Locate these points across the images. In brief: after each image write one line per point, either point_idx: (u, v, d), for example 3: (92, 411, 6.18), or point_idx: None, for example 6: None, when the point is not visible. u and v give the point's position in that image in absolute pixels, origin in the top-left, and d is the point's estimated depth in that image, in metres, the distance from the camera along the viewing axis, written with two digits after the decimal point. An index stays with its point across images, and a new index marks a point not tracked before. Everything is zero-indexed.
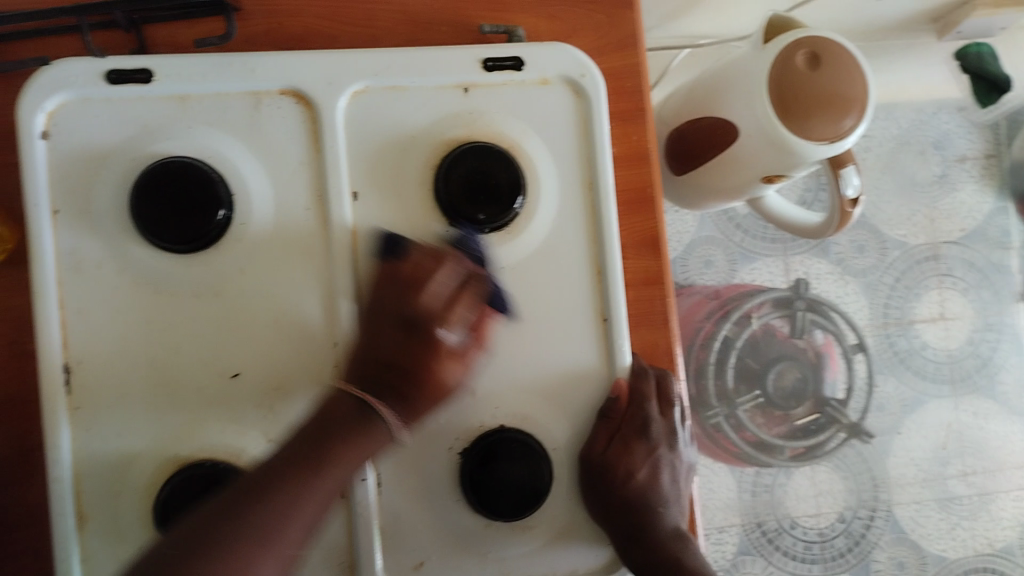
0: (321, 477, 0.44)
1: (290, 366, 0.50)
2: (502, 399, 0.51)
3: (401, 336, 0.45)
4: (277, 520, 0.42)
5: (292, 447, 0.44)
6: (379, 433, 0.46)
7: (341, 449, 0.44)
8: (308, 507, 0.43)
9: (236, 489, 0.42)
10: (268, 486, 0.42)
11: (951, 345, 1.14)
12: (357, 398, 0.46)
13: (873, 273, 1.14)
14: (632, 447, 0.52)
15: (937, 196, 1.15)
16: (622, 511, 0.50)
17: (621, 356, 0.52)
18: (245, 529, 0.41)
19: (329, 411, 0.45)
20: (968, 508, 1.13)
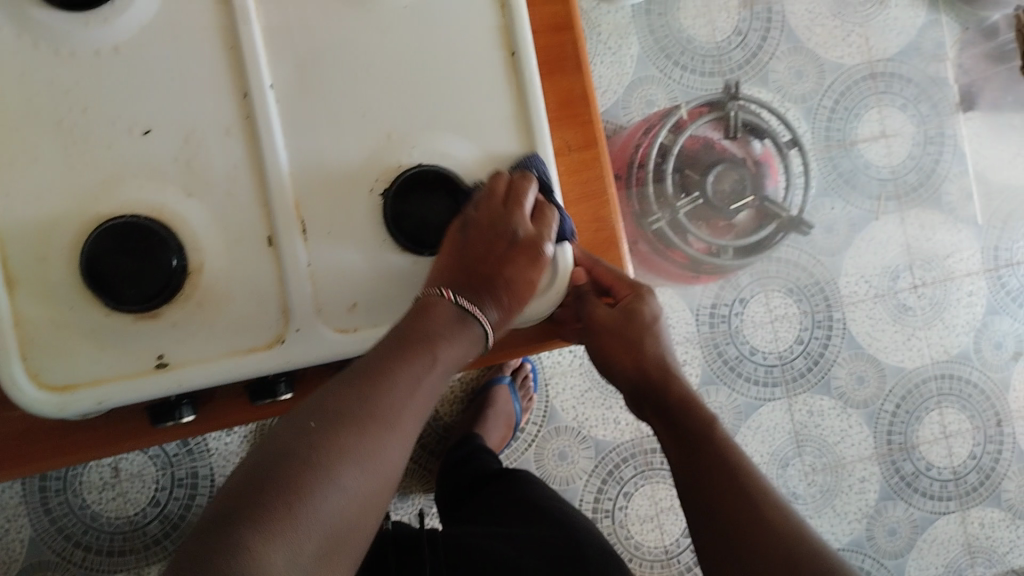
0: (433, 354, 0.46)
1: (204, 118, 0.50)
2: (418, 138, 0.52)
3: (458, 311, 0.48)
4: (388, 388, 0.45)
5: (400, 332, 0.47)
6: (451, 352, 0.47)
7: (443, 349, 0.47)
8: (416, 375, 0.46)
9: (351, 372, 0.45)
10: (383, 364, 0.45)
11: (894, 161, 1.17)
12: (427, 318, 0.47)
13: (813, 97, 1.15)
14: (650, 326, 0.58)
15: (870, 15, 1.16)
16: (642, 381, 0.58)
17: (533, 86, 0.53)
18: (357, 400, 0.44)
19: (433, 303, 0.48)
20: (922, 318, 1.17)
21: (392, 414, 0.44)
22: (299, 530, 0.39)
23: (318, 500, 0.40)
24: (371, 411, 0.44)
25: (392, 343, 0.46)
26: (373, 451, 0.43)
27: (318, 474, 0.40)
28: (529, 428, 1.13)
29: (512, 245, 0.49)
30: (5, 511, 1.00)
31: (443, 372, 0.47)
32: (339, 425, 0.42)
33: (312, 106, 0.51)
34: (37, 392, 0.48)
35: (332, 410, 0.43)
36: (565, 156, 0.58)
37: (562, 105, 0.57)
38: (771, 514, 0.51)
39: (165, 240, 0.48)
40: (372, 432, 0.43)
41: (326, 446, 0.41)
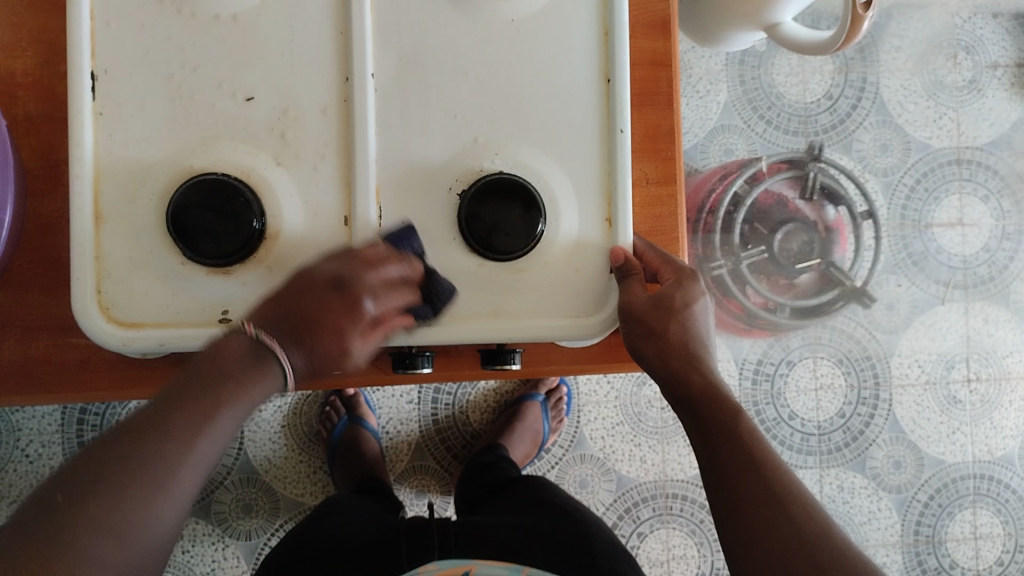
0: (217, 404, 0.44)
1: (304, 95, 0.52)
2: (503, 146, 0.54)
3: (256, 347, 0.45)
4: (172, 438, 0.42)
5: (181, 383, 0.44)
6: (243, 394, 0.44)
7: (238, 395, 0.44)
8: (204, 420, 0.43)
9: (132, 418, 0.43)
10: (162, 409, 0.43)
11: (967, 251, 1.15)
12: (214, 365, 0.44)
13: (894, 173, 1.14)
14: (678, 314, 0.54)
15: (964, 101, 1.15)
16: (667, 370, 0.54)
17: (622, 114, 0.54)
18: (125, 454, 0.41)
19: (221, 349, 0.45)
20: (970, 414, 1.15)
21: (180, 456, 0.42)
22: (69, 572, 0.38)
23: (82, 556, 0.38)
24: (155, 454, 0.41)
25: (172, 393, 0.44)
26: (152, 501, 0.41)
27: (99, 518, 0.39)
28: (554, 451, 1.12)
29: (331, 293, 0.46)
30: (42, 436, 1.03)
31: (232, 415, 0.44)
32: (107, 476, 0.40)
33: (407, 100, 0.53)
34: (105, 324, 0.51)
35: (104, 463, 0.40)
36: (643, 188, 0.58)
37: (647, 139, 0.58)
38: (797, 511, 0.48)
39: (249, 203, 0.50)
40: (154, 478, 0.41)
41: (105, 486, 0.40)
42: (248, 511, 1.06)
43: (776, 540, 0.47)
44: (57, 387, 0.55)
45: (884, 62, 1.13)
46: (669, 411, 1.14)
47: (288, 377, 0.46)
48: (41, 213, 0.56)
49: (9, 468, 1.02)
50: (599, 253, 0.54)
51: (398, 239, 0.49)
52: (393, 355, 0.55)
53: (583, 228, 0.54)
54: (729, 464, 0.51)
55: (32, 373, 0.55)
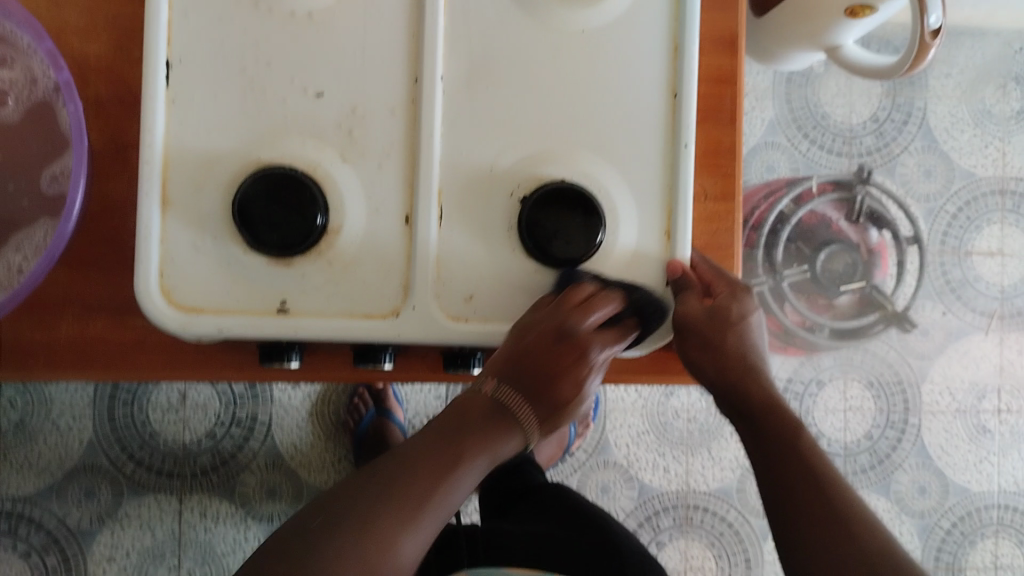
0: (455, 463, 0.49)
1: (373, 94, 0.53)
2: (568, 154, 0.54)
3: (496, 406, 0.50)
4: (407, 495, 0.47)
5: (429, 436, 0.50)
6: (480, 448, 0.49)
7: (473, 450, 0.49)
8: (443, 473, 0.48)
9: (387, 462, 0.49)
10: (402, 459, 0.49)
11: (1005, 282, 1.14)
12: (463, 415, 0.50)
13: (936, 199, 1.13)
14: (734, 324, 0.55)
15: (1011, 131, 1.14)
16: (726, 383, 0.55)
17: (687, 130, 0.54)
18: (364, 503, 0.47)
19: (469, 403, 0.51)
20: (998, 445, 1.15)
21: (416, 499, 0.47)
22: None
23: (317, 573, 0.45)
24: (388, 506, 0.47)
25: (421, 446, 0.49)
26: (390, 533, 0.46)
27: (340, 552, 0.45)
28: (579, 455, 1.12)
29: (555, 341, 0.49)
30: (73, 409, 1.04)
31: (469, 469, 0.49)
32: (339, 518, 0.46)
33: (475, 104, 0.53)
34: (166, 308, 0.51)
35: (343, 504, 0.47)
36: (701, 204, 0.59)
37: (708, 154, 0.58)
38: (859, 522, 0.50)
39: (314, 196, 0.50)
40: (402, 515, 0.47)
41: (360, 510, 0.47)
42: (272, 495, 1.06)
43: (837, 553, 0.49)
44: (111, 366, 0.56)
45: (933, 87, 1.13)
46: (695, 422, 1.14)
47: (526, 433, 0.50)
48: (106, 196, 0.56)
49: (40, 439, 1.03)
50: (654, 266, 0.55)
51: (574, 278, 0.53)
52: (448, 354, 0.57)
53: (641, 241, 0.54)
54: (790, 481, 0.52)
55: (87, 352, 0.56)
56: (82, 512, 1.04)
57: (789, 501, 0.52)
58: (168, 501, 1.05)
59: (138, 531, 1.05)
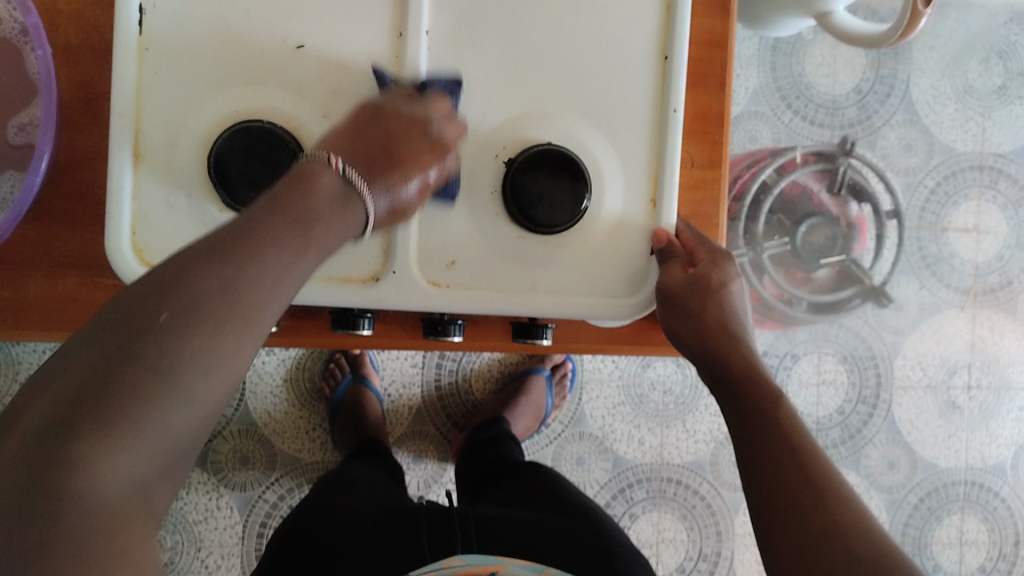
0: (301, 249, 0.41)
1: (355, 47, 0.51)
2: (555, 116, 0.53)
3: (343, 186, 0.43)
4: (239, 301, 0.38)
5: (261, 213, 0.41)
6: (325, 234, 0.42)
7: (315, 238, 0.41)
8: (283, 256, 0.40)
9: (211, 243, 0.39)
10: (240, 240, 0.39)
11: (980, 258, 1.15)
12: (306, 195, 0.42)
13: (915, 173, 1.13)
14: (716, 291, 0.53)
15: (993, 107, 1.15)
16: (705, 351, 0.52)
17: (676, 94, 0.53)
18: (184, 309, 0.37)
19: (313, 180, 0.42)
20: (968, 420, 1.16)
21: (260, 297, 0.39)
22: (151, 426, 0.35)
23: (157, 420, 0.35)
24: (219, 306, 0.38)
25: (248, 225, 0.40)
26: (216, 357, 0.37)
27: (167, 377, 0.35)
28: (554, 426, 1.12)
29: (416, 135, 0.47)
30: None
31: (313, 251, 0.42)
32: (160, 330, 0.36)
33: (460, 61, 0.52)
34: (138, 266, 0.49)
35: (153, 308, 0.36)
36: (687, 170, 0.58)
37: (696, 121, 0.58)
38: (831, 500, 0.46)
39: (293, 152, 0.49)
40: (228, 331, 0.38)
41: (190, 332, 0.36)
42: (244, 463, 1.05)
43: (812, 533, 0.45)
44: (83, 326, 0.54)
45: (917, 59, 1.12)
46: (671, 394, 1.14)
47: (373, 213, 0.45)
48: (75, 148, 0.54)
49: (6, 402, 1.01)
50: (639, 232, 0.54)
51: (450, 94, 0.51)
52: (427, 321, 0.55)
53: (626, 206, 0.54)
54: (769, 450, 0.48)
55: (55, 311, 0.54)
56: None
57: (766, 474, 0.48)
58: None
59: None
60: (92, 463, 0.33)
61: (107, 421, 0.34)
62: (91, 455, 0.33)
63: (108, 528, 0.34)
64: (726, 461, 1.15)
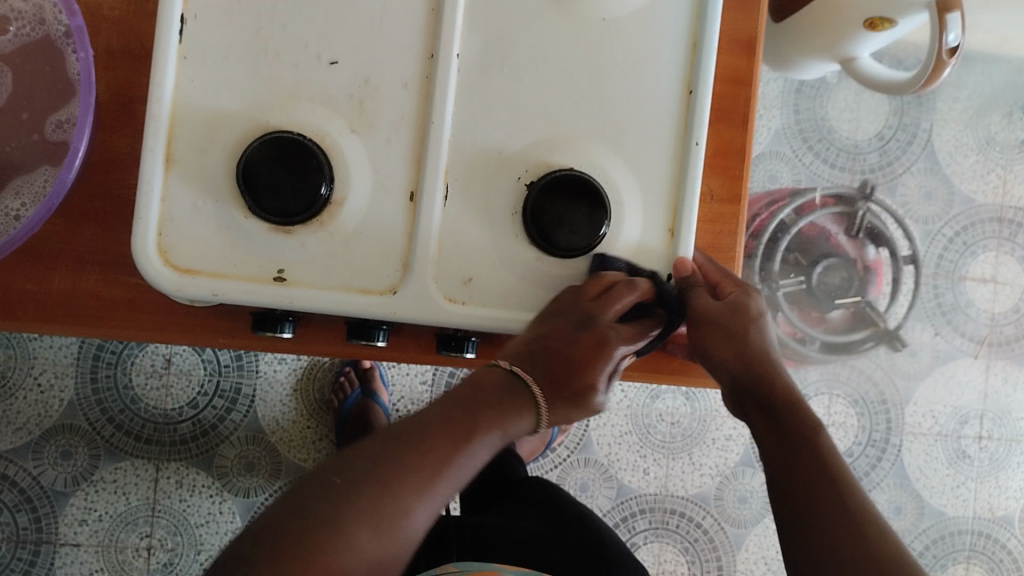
0: (475, 432, 0.48)
1: (387, 65, 0.52)
2: (579, 142, 0.53)
3: (510, 380, 0.50)
4: (417, 464, 0.46)
5: (439, 406, 0.50)
6: (499, 422, 0.49)
7: (483, 425, 0.49)
8: (456, 438, 0.48)
9: (399, 427, 0.49)
10: (420, 423, 0.49)
11: (996, 309, 1.15)
12: (475, 388, 0.50)
13: (935, 221, 1.13)
14: (755, 317, 0.56)
15: (1013, 160, 1.16)
16: (750, 373, 0.55)
17: (699, 128, 0.54)
18: (378, 470, 0.46)
19: (485, 380, 0.50)
20: (976, 471, 1.15)
21: (444, 465, 0.47)
22: (373, 528, 0.44)
23: (354, 540, 0.43)
24: (405, 472, 0.46)
25: (428, 415, 0.49)
26: (402, 511, 0.45)
27: (354, 522, 0.44)
28: (561, 451, 1.12)
29: (576, 330, 0.50)
30: (56, 366, 1.02)
31: (484, 440, 0.49)
32: (357, 484, 0.45)
33: (488, 85, 0.53)
34: (161, 267, 0.50)
35: (354, 470, 0.46)
36: (706, 203, 0.58)
37: (717, 156, 0.59)
38: (866, 528, 0.49)
39: (320, 165, 0.50)
40: (415, 490, 0.46)
41: (393, 472, 0.46)
42: (250, 469, 1.06)
43: (849, 556, 0.48)
44: (103, 322, 0.55)
45: (941, 110, 1.13)
46: (678, 426, 1.14)
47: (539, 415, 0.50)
48: (110, 149, 0.56)
49: (21, 392, 1.01)
50: (656, 262, 0.54)
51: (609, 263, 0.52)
52: (441, 336, 0.56)
53: (644, 235, 0.54)
54: (809, 478, 0.52)
55: (77, 306, 0.55)
56: (56, 473, 1.02)
57: (806, 499, 0.51)
58: (144, 468, 1.04)
59: (112, 496, 1.03)
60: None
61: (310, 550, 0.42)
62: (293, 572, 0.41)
63: None
64: (731, 497, 1.14)
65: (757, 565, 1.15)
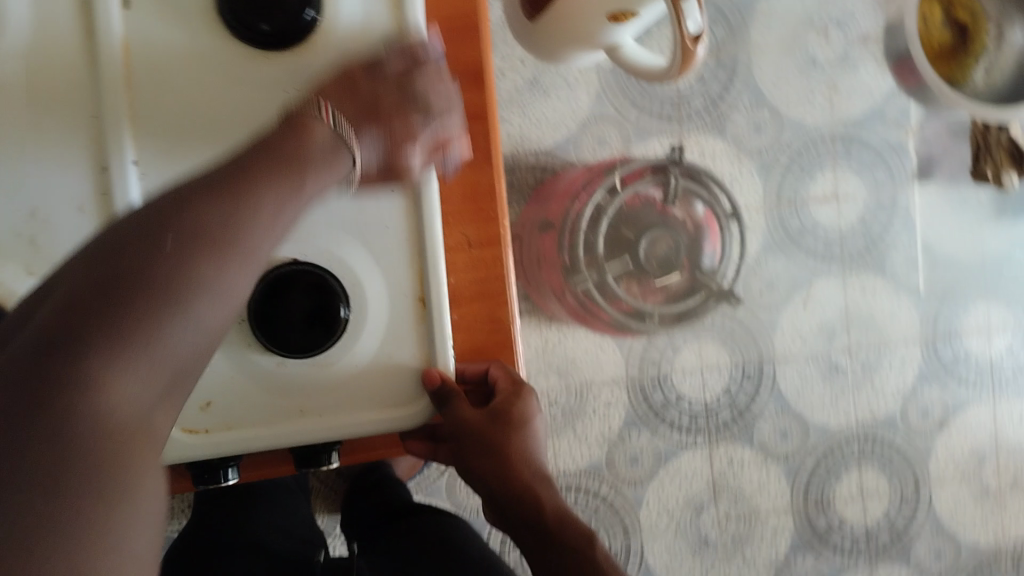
0: (295, 185, 0.41)
1: (53, 190, 0.47)
2: (298, 230, 0.49)
3: (335, 137, 0.43)
4: (222, 231, 0.37)
5: (221, 170, 0.40)
6: (316, 169, 0.42)
7: (302, 184, 0.41)
8: (258, 214, 0.39)
9: (184, 191, 0.38)
10: (221, 188, 0.38)
11: (843, 225, 1.15)
12: (294, 140, 0.42)
13: (768, 152, 1.13)
14: (518, 427, 0.55)
15: (837, 74, 1.14)
16: (507, 493, 0.54)
17: (426, 187, 0.50)
18: (163, 268, 0.35)
19: (288, 129, 0.42)
20: (851, 381, 1.17)
21: (251, 241, 0.38)
22: (127, 358, 0.33)
23: (128, 376, 0.33)
24: (203, 273, 0.36)
25: (210, 179, 0.39)
26: (206, 282, 0.36)
27: (166, 296, 0.35)
28: None
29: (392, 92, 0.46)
30: None
31: (298, 210, 0.41)
32: (141, 276, 0.34)
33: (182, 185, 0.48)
34: None
35: (121, 268, 0.34)
36: (462, 254, 0.54)
37: (465, 200, 0.54)
38: None
39: None
40: (215, 256, 0.37)
41: (163, 262, 0.35)
42: None
43: None
44: None
45: (756, 43, 1.11)
46: (558, 405, 1.10)
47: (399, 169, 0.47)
48: None
49: None
50: (412, 338, 0.50)
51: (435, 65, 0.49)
52: (193, 469, 0.51)
53: (393, 314, 0.50)
54: None
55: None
56: None
57: None
58: None
59: None
60: (87, 380, 0.32)
61: (93, 354, 0.32)
62: (83, 376, 0.32)
63: (100, 446, 0.32)
64: (622, 459, 1.12)
65: (662, 516, 1.13)
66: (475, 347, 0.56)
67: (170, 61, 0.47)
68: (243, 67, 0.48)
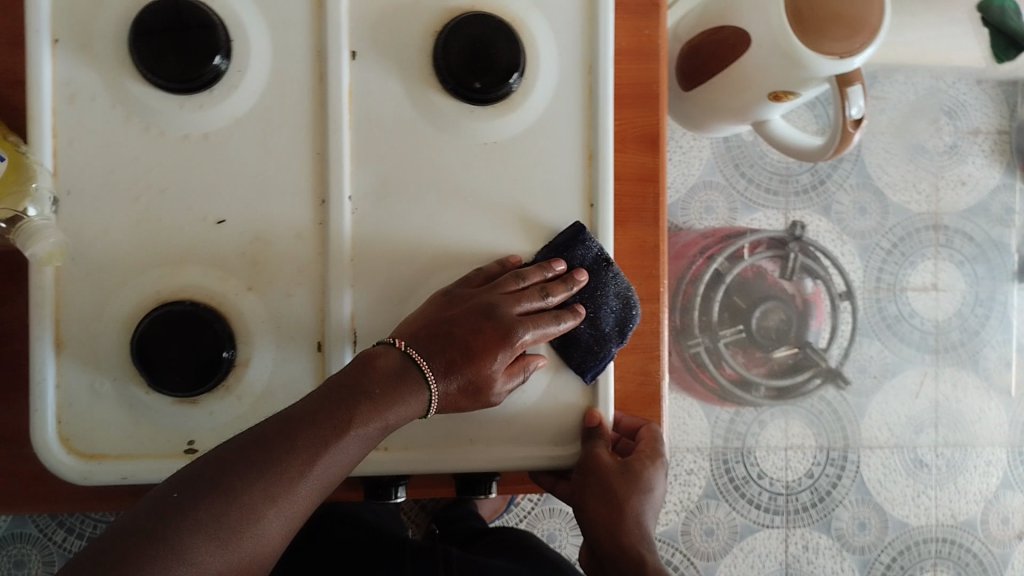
0: (360, 401, 0.43)
1: (277, 219, 0.50)
2: (482, 269, 0.52)
3: (403, 361, 0.46)
4: (285, 449, 0.41)
5: (309, 400, 0.44)
6: (384, 398, 0.44)
7: (371, 401, 0.44)
8: (325, 432, 0.42)
9: (278, 418, 0.43)
10: (293, 416, 0.43)
11: (940, 316, 1.16)
12: (366, 374, 0.44)
13: (871, 236, 1.14)
14: (641, 490, 0.54)
15: (944, 166, 1.15)
16: (616, 548, 0.52)
17: (604, 241, 0.52)
18: (241, 474, 0.40)
19: (374, 354, 0.45)
20: (936, 478, 1.16)
21: (285, 483, 0.40)
22: (193, 540, 0.37)
23: (195, 551, 0.37)
24: (276, 465, 0.40)
25: (290, 413, 0.43)
26: (263, 503, 0.39)
27: (235, 494, 0.39)
28: (525, 503, 1.08)
29: (472, 307, 0.48)
30: None
31: (359, 436, 0.43)
32: (223, 482, 0.39)
33: (385, 223, 0.51)
34: (64, 457, 0.49)
35: (209, 476, 0.39)
36: None
37: (633, 257, 0.58)
38: None
39: (218, 334, 0.48)
40: (285, 475, 0.40)
41: (237, 471, 0.40)
42: None
43: None
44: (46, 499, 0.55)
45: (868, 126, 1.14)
46: None
47: (500, 393, 0.48)
48: (10, 316, 0.57)
49: None
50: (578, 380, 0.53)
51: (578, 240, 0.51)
52: (366, 485, 0.54)
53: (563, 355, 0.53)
54: None
55: (11, 486, 0.56)
56: None
57: None
58: None
59: None
60: (158, 556, 0.36)
61: (171, 539, 0.37)
62: (155, 552, 0.36)
63: None
64: (698, 530, 1.11)
65: None
66: (627, 394, 0.59)
67: (386, 106, 0.51)
68: (449, 113, 0.51)
